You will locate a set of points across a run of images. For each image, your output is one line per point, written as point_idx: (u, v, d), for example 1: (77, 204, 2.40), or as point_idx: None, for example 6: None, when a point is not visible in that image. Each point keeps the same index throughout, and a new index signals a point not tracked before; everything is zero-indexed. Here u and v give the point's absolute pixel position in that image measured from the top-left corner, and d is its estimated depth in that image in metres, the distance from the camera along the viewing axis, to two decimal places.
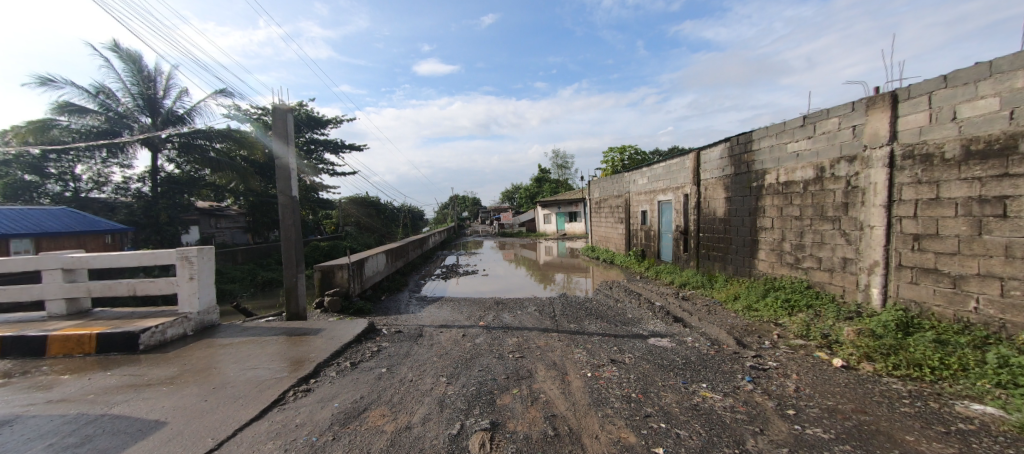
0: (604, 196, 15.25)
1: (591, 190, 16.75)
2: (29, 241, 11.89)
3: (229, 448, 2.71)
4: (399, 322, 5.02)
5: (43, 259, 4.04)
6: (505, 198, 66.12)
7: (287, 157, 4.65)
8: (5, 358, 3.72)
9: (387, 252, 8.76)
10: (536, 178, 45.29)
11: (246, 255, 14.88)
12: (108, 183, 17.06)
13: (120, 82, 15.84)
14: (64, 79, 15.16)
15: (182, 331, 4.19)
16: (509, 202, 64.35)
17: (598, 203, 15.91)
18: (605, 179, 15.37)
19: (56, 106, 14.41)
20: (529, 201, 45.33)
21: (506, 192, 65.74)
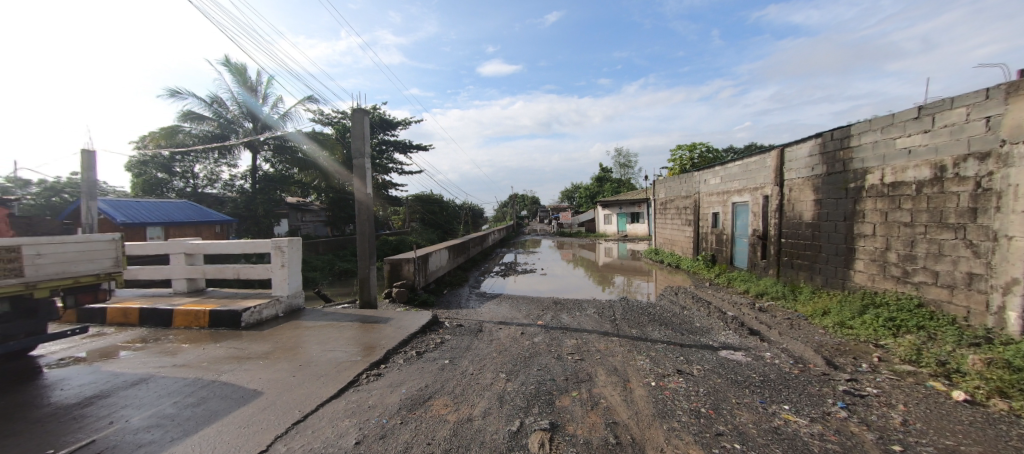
0: (671, 197, 14.45)
1: (656, 190, 16.01)
2: (160, 229, 14.17)
3: (313, 421, 2.98)
4: (459, 317, 5.17)
5: (172, 244, 4.77)
6: (564, 198, 65.64)
7: (364, 158, 5.00)
8: (143, 325, 4.47)
9: (450, 248, 9.13)
10: (596, 177, 44.39)
11: (326, 247, 16.41)
12: (219, 180, 19.75)
13: (230, 92, 18.23)
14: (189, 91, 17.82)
15: (275, 312, 4.71)
16: (569, 202, 63.81)
17: (664, 204, 15.11)
18: (671, 179, 14.59)
19: (182, 115, 16.97)
20: (589, 200, 44.40)
21: (565, 192, 65.21)
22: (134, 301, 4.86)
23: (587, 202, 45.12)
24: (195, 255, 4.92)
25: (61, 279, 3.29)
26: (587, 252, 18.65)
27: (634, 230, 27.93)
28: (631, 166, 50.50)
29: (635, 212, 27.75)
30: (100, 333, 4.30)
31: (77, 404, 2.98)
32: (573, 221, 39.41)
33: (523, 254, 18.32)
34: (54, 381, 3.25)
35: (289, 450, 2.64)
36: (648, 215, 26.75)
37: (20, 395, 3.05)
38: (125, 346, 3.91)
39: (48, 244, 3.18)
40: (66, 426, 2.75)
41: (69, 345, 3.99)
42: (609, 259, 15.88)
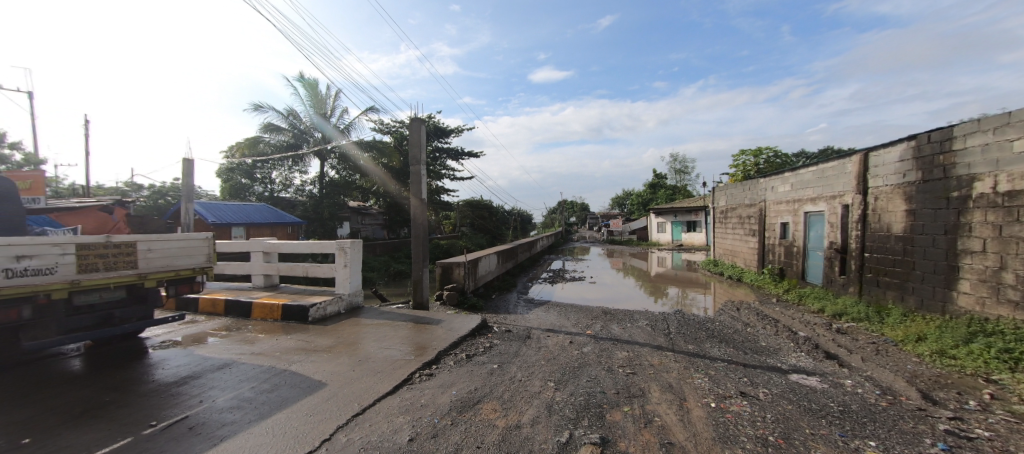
0: (733, 205, 13.53)
1: (716, 197, 15.12)
2: (242, 229, 16.12)
3: (370, 415, 3.12)
4: (508, 322, 5.19)
5: (252, 243, 5.28)
6: (614, 205, 64.13)
7: (420, 165, 5.21)
8: (228, 315, 4.99)
9: (499, 253, 9.27)
10: (649, 184, 42.82)
11: (382, 248, 17.34)
12: (292, 186, 21.64)
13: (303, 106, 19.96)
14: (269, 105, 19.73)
15: (337, 309, 5.03)
16: (620, 209, 62.15)
17: (725, 212, 14.18)
18: (733, 185, 13.72)
19: (263, 127, 18.85)
20: (641, 207, 42.79)
21: (616, 198, 63.65)
22: (221, 293, 5.45)
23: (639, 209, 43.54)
24: (271, 253, 5.41)
25: (164, 271, 3.74)
26: (639, 261, 17.99)
27: (691, 239, 26.43)
28: (687, 172, 47.99)
29: (692, 220, 26.33)
30: (194, 320, 4.86)
31: (174, 383, 3.37)
32: (624, 228, 38.18)
33: (572, 261, 18.09)
34: (157, 361, 3.72)
35: (349, 441, 2.78)
36: (706, 224, 25.29)
37: (131, 370, 3.52)
38: (212, 334, 4.38)
39: (154, 239, 3.64)
40: (165, 401, 3.13)
41: (169, 329, 4.55)
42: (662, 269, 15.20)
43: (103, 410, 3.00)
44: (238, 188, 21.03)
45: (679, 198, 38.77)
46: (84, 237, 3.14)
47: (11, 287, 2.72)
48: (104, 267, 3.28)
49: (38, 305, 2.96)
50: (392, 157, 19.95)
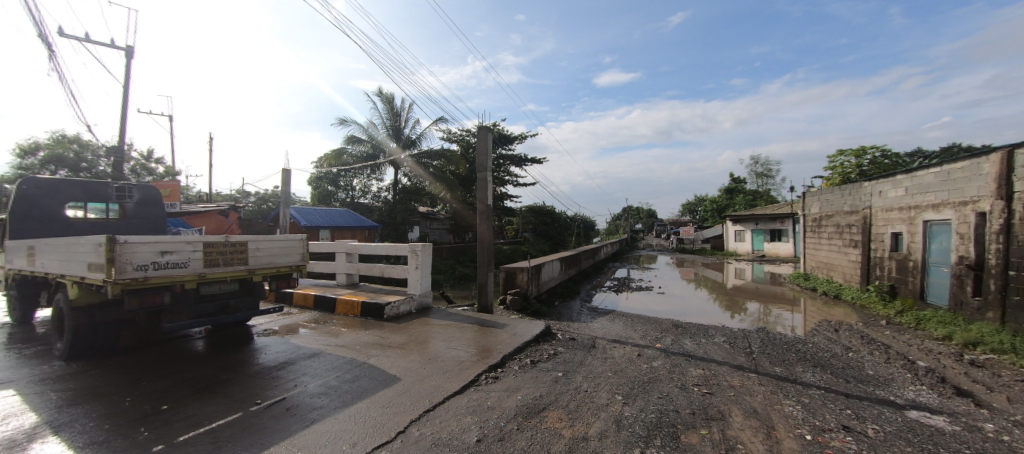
0: (830, 212, 12.04)
1: (808, 204, 13.62)
2: (328, 232, 18.81)
3: (441, 412, 3.23)
4: (572, 330, 5.09)
5: (337, 244, 5.80)
6: (685, 212, 60.59)
7: (487, 171, 5.36)
8: (316, 309, 5.53)
9: (561, 259, 9.21)
10: (726, 189, 39.86)
11: (449, 252, 18.13)
12: (369, 192, 23.41)
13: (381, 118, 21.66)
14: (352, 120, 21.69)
15: (409, 308, 5.32)
16: (691, 216, 58.60)
17: (820, 220, 12.64)
18: (829, 191, 12.26)
19: (347, 139, 20.79)
20: (715, 214, 39.78)
21: (687, 205, 60.14)
22: (312, 288, 6.08)
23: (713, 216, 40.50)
24: (353, 254, 5.90)
25: (268, 268, 4.23)
26: (713, 272, 16.77)
27: (777, 250, 23.98)
28: (771, 176, 43.68)
29: (778, 229, 24.03)
30: (290, 312, 5.48)
31: (274, 367, 3.81)
32: (695, 236, 35.81)
33: (639, 270, 17.39)
34: (260, 346, 4.23)
35: (421, 435, 2.90)
36: (796, 233, 22.84)
37: (242, 354, 4.05)
38: (304, 325, 4.88)
39: (260, 240, 4.11)
40: (268, 383, 3.54)
41: (270, 319, 5.17)
42: (741, 281, 14.00)
43: (220, 386, 3.48)
44: (326, 195, 23.78)
45: (761, 204, 35.38)
46: (208, 237, 3.65)
47: (156, 278, 3.30)
48: (223, 263, 3.78)
49: (175, 293, 3.53)
50: (459, 164, 21.44)
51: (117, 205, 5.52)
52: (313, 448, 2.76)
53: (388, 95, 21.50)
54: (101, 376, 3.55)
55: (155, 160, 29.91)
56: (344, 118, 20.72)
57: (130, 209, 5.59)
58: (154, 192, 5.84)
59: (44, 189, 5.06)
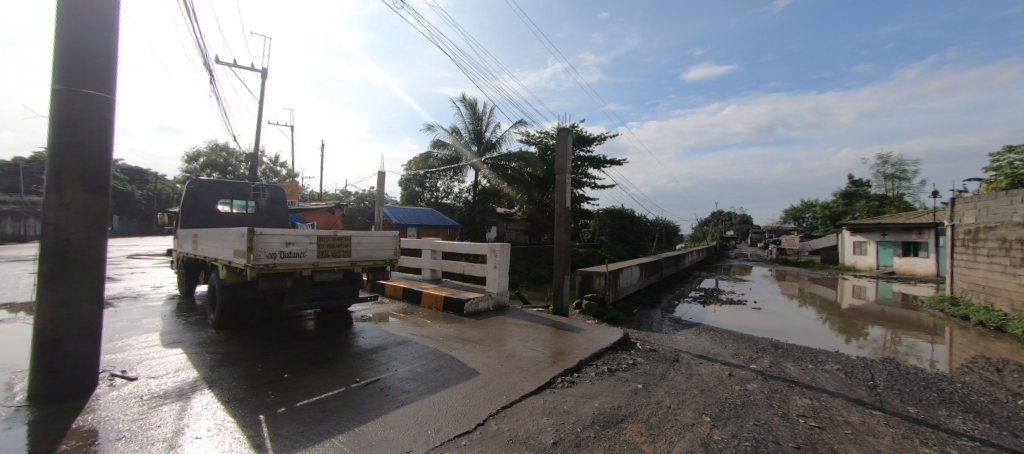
0: (992, 223, 9.76)
1: (958, 212, 11.22)
2: (414, 230, 20.57)
3: (517, 410, 3.26)
4: (652, 341, 4.83)
5: (424, 242, 6.26)
6: (789, 218, 53.76)
7: (566, 173, 5.34)
8: (404, 300, 6.05)
9: (641, 265, 8.82)
10: (842, 193, 34.55)
11: (524, 254, 18.46)
12: (452, 193, 25.03)
13: (464, 123, 22.80)
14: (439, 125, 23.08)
15: (487, 306, 5.52)
16: (797, 223, 51.79)
17: (978, 233, 10.27)
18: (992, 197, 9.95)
19: (434, 143, 22.10)
20: (828, 222, 34.52)
21: (790, 211, 53.37)
22: (401, 281, 6.65)
23: (825, 223, 35.21)
24: (438, 251, 6.33)
25: (367, 261, 4.68)
26: (824, 289, 14.65)
27: (913, 267, 20.11)
28: (905, 177, 36.64)
29: (913, 241, 20.23)
30: (382, 301, 6.05)
31: (371, 350, 4.23)
32: (801, 246, 31.54)
33: (729, 281, 15.90)
34: (359, 330, 4.73)
35: (499, 430, 2.96)
36: (940, 247, 18.96)
37: (345, 335, 4.57)
38: (395, 314, 5.36)
39: (361, 235, 4.56)
40: (366, 364, 3.94)
41: (367, 306, 5.78)
42: (862, 300, 11.99)
43: (328, 362, 3.97)
44: (413, 196, 25.83)
45: (889, 211, 29.90)
46: (321, 231, 4.16)
47: (282, 265, 3.87)
48: (332, 254, 4.29)
49: (295, 279, 4.11)
50: (536, 166, 21.55)
51: (254, 202, 6.59)
52: (402, 428, 3.00)
53: (470, 100, 22.57)
54: (239, 344, 4.26)
55: (281, 164, 35.54)
56: (432, 124, 22.23)
57: (263, 205, 6.61)
58: (280, 192, 6.92)
59: (203, 189, 6.20)
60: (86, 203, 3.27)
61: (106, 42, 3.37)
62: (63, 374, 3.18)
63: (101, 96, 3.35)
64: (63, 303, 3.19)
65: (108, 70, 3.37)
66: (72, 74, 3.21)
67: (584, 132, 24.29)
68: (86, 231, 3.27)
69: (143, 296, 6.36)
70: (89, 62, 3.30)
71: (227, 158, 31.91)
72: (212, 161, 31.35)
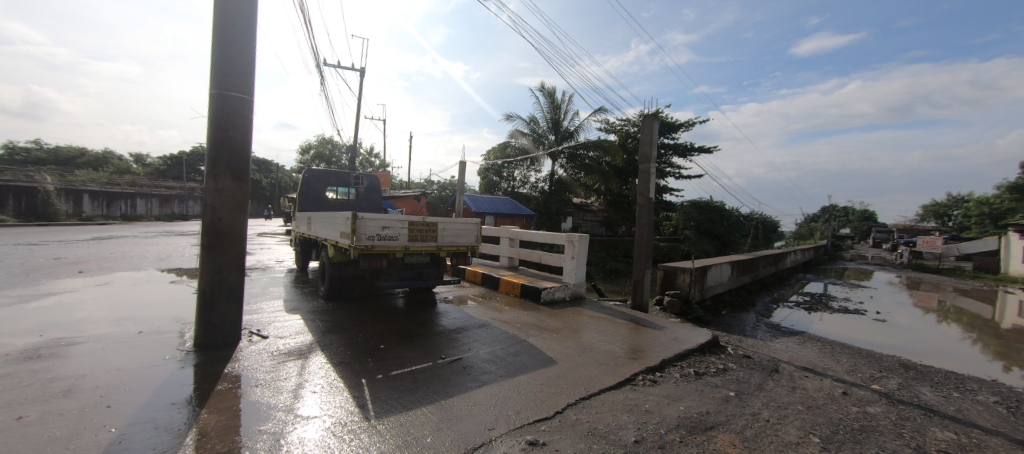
0: None
1: None
2: (491, 218, 21.29)
3: (595, 403, 3.20)
4: (746, 346, 4.43)
5: (502, 230, 6.48)
6: (928, 216, 44.60)
7: (651, 163, 5.08)
8: (483, 285, 6.34)
9: (733, 263, 8.10)
10: (1011, 187, 27.71)
11: (601, 246, 18.03)
12: (528, 183, 25.59)
13: (542, 112, 22.73)
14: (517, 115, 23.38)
15: (564, 296, 5.54)
16: (940, 222, 42.78)
17: None
18: None
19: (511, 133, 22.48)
20: (987, 221, 28.01)
21: (931, 207, 44.21)
22: (480, 267, 6.97)
23: (982, 222, 28.62)
24: (515, 239, 6.51)
25: (451, 246, 4.93)
26: (977, 303, 11.99)
27: None
28: None
29: None
30: (463, 285, 6.42)
31: (454, 330, 4.53)
32: (944, 249, 26.11)
33: (841, 287, 13.83)
34: (442, 311, 5.07)
35: (578, 421, 2.95)
36: None
37: (432, 315, 4.95)
38: (474, 298, 5.67)
39: (446, 221, 4.81)
40: (450, 344, 4.21)
41: (449, 289, 6.18)
42: None
43: (418, 338, 4.33)
44: (491, 184, 26.75)
45: None
46: (412, 217, 4.47)
47: (379, 246, 4.27)
48: (421, 238, 4.61)
49: (389, 260, 4.51)
50: (615, 155, 20.78)
51: (354, 189, 7.34)
52: (484, 406, 3.16)
53: (549, 88, 22.35)
54: (344, 315, 4.84)
55: (374, 155, 39.31)
56: (511, 114, 22.55)
57: (362, 192, 7.31)
58: (375, 180, 7.59)
59: (315, 178, 7.06)
60: (232, 188, 3.90)
61: (244, 50, 3.90)
62: (217, 327, 3.92)
63: (242, 96, 3.91)
64: (217, 269, 3.89)
65: (245, 75, 3.91)
66: (224, 79, 3.82)
67: (669, 118, 22.78)
68: (233, 211, 3.91)
69: (273, 267, 7.57)
70: (235, 67, 3.87)
71: (332, 149, 36.45)
72: (320, 153, 36.04)
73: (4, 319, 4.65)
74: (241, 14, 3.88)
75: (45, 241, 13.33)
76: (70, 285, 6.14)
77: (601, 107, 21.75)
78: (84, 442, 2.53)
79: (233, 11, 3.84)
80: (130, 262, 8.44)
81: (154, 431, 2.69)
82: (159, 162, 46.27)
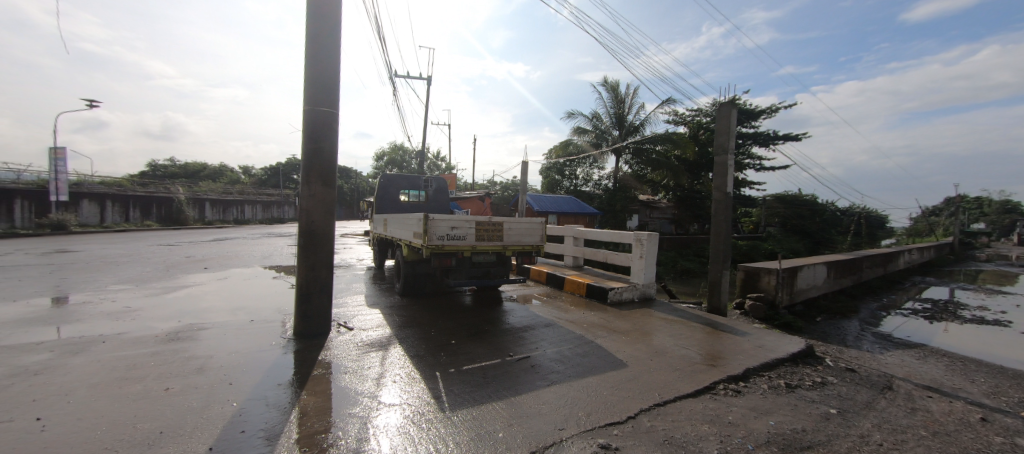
0: None
1: None
2: (554, 217, 21.33)
3: (671, 410, 3.04)
4: (847, 359, 3.93)
5: (566, 229, 6.47)
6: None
7: (729, 155, 4.78)
8: (548, 284, 6.39)
9: (829, 264, 7.24)
10: None
11: (668, 244, 17.11)
12: (592, 181, 25.21)
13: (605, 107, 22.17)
14: (579, 112, 23.00)
15: (632, 296, 5.37)
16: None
17: None
18: None
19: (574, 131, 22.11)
20: None
21: None
22: (545, 266, 7.02)
23: None
24: (580, 238, 6.47)
25: (516, 245, 5.00)
26: None
27: None
28: None
29: None
30: (528, 284, 6.53)
31: (522, 329, 4.62)
32: None
33: (974, 293, 11.60)
34: (508, 309, 5.21)
35: (653, 428, 2.82)
36: None
37: (500, 313, 5.09)
38: (538, 297, 5.73)
39: (512, 221, 4.90)
40: (518, 342, 4.30)
41: (515, 288, 6.31)
42: None
43: (486, 335, 4.48)
44: (553, 183, 26.79)
45: None
46: (479, 217, 4.63)
47: (448, 246, 4.48)
48: (488, 238, 4.76)
49: (458, 258, 4.71)
50: (686, 148, 19.61)
51: (424, 191, 7.80)
52: (553, 406, 3.17)
53: (613, 83, 21.73)
54: (417, 310, 5.16)
55: (441, 159, 41.42)
56: (573, 112, 22.26)
57: (431, 194, 7.75)
58: (443, 182, 7.98)
59: (389, 181, 7.60)
60: (323, 193, 4.33)
61: (331, 69, 4.31)
62: (312, 319, 4.40)
63: (330, 111, 4.32)
64: (311, 266, 4.36)
65: (332, 92, 4.31)
66: (316, 96, 4.26)
67: (747, 105, 20.91)
68: (323, 215, 4.36)
69: (355, 265, 8.32)
70: (325, 85, 4.29)
71: (404, 156, 39.18)
72: (393, 159, 38.90)
73: (152, 306, 5.68)
74: (328, 37, 4.28)
75: (183, 242, 16.08)
76: (198, 279, 7.32)
77: (669, 98, 20.58)
78: (214, 412, 2.99)
79: (323, 34, 4.26)
80: (244, 260, 9.86)
81: (266, 407, 3.11)
82: (262, 173, 53.39)
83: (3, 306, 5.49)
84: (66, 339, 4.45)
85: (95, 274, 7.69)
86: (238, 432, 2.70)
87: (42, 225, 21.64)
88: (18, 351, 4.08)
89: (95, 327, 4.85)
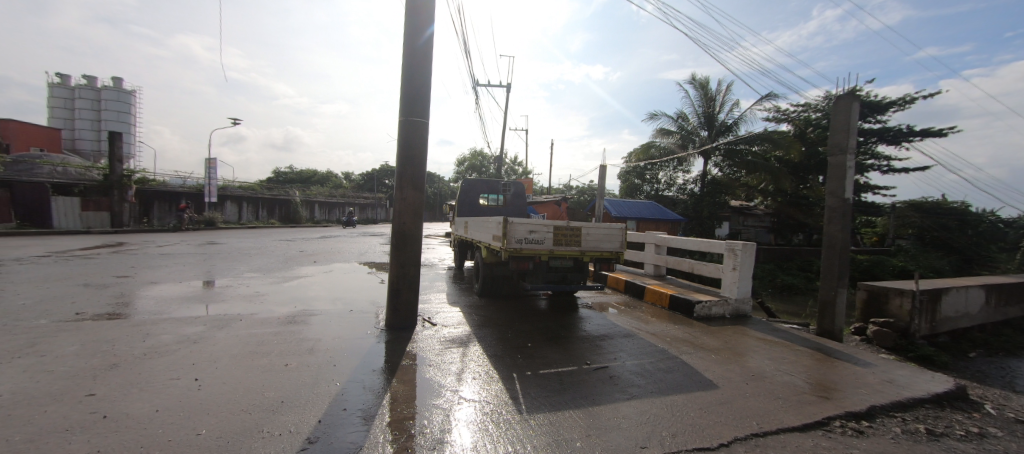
0: None
1: None
2: (633, 223, 20.55)
3: (772, 442, 2.72)
4: (1016, 409, 3.16)
5: (647, 236, 6.21)
6: None
7: (848, 155, 4.20)
8: (627, 293, 6.20)
9: (989, 289, 5.91)
10: None
11: (764, 256, 15.38)
12: (675, 185, 23.73)
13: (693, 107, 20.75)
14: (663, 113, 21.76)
15: (722, 312, 4.96)
16: None
17: None
18: None
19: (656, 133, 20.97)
20: None
21: None
22: (623, 274, 6.82)
23: None
24: (662, 247, 6.16)
25: (595, 251, 4.92)
26: None
27: None
28: None
29: None
30: (605, 292, 6.40)
31: (600, 337, 4.53)
32: None
33: None
34: (585, 316, 5.15)
35: None
36: None
37: (577, 319, 5.05)
38: (615, 305, 5.59)
39: (591, 226, 4.83)
40: (596, 350, 4.23)
41: (591, 295, 6.23)
42: None
43: (562, 341, 4.48)
44: (632, 188, 25.82)
45: None
46: (557, 221, 4.67)
47: (526, 250, 4.57)
48: (566, 242, 4.76)
49: (535, 262, 4.79)
50: (790, 148, 17.52)
51: (503, 195, 8.06)
52: (634, 421, 3.06)
53: (702, 80, 20.24)
54: (495, 312, 5.35)
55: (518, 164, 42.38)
56: (656, 113, 21.16)
57: (510, 199, 8.02)
58: (520, 187, 8.26)
59: (471, 187, 8.00)
60: (413, 197, 4.71)
61: (421, 81, 4.65)
62: (401, 313, 4.81)
63: (422, 121, 4.68)
64: (402, 264, 4.78)
65: (423, 103, 4.65)
66: (410, 108, 4.64)
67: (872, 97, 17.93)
68: (413, 217, 4.73)
69: (439, 265, 8.89)
70: (417, 97, 4.66)
71: (483, 160, 40.90)
72: (472, 165, 40.79)
73: (275, 292, 6.70)
74: (420, 52, 4.63)
75: (299, 239, 18.75)
76: (309, 271, 8.46)
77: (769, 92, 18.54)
78: (323, 389, 3.43)
79: (417, 52, 4.63)
80: (346, 256, 11.15)
81: (363, 390, 3.48)
82: (358, 179, 59.78)
83: (174, 285, 6.92)
84: (214, 315, 5.47)
85: (236, 263, 9.34)
86: (341, 409, 3.06)
87: (198, 222, 26.72)
88: (183, 323, 5.11)
89: (234, 307, 5.88)
